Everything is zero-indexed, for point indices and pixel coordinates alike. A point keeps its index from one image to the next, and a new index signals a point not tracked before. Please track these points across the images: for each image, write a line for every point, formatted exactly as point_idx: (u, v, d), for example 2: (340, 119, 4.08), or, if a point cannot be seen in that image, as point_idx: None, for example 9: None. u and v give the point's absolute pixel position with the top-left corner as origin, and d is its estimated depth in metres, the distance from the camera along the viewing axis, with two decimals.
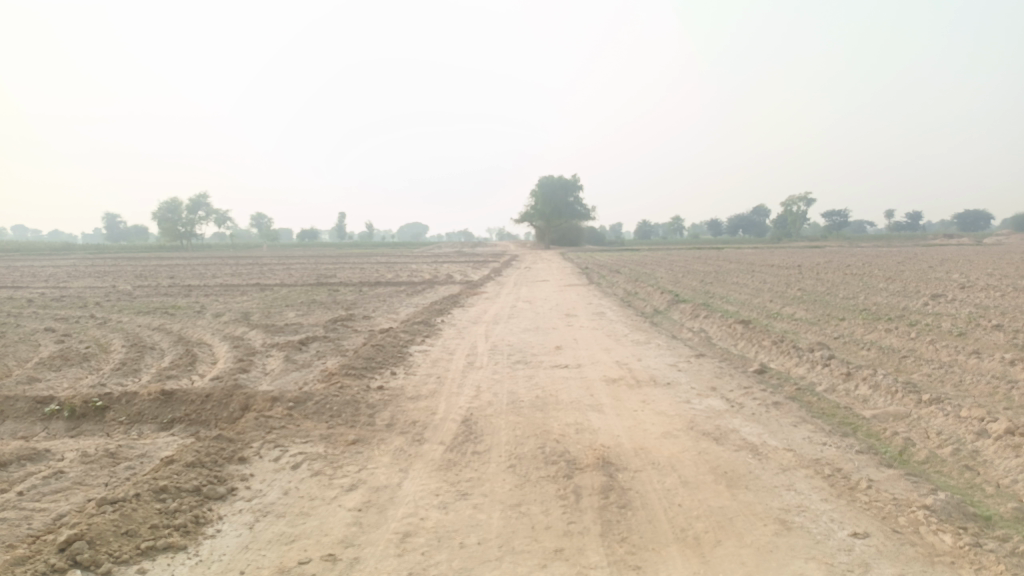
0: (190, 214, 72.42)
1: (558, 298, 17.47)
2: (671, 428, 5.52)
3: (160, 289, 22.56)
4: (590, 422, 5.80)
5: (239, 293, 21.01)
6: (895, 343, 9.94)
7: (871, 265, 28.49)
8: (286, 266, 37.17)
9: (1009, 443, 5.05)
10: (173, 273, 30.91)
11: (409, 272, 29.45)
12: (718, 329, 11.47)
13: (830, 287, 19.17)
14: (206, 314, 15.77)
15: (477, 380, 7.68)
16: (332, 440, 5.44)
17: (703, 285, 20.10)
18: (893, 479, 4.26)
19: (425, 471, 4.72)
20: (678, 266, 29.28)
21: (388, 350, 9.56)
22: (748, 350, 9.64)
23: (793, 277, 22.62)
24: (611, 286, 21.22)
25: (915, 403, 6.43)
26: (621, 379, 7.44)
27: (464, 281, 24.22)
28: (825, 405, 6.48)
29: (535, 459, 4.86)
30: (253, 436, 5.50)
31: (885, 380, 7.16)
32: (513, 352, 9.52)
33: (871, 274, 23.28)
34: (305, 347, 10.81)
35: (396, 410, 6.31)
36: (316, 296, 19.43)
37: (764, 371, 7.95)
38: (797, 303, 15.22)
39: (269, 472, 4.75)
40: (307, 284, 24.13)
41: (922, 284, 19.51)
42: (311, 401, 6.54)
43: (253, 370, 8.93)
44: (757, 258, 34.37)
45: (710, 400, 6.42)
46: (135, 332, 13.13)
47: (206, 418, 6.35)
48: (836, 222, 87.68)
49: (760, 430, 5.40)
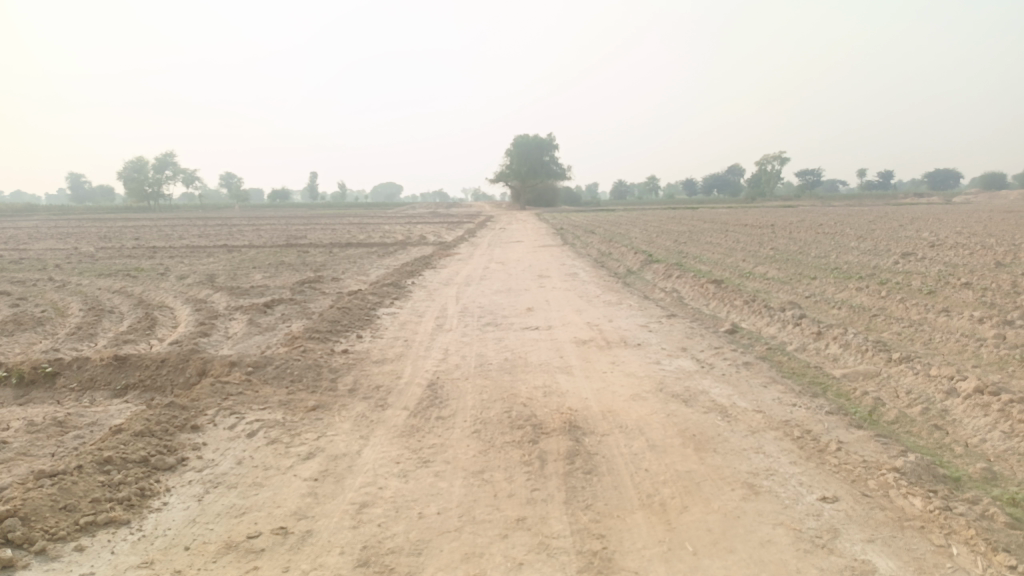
0: (156, 173, 70.64)
1: (531, 259, 17.28)
2: (640, 390, 5.42)
3: (124, 251, 21.96)
4: (558, 384, 5.68)
5: (206, 255, 20.54)
6: (865, 302, 9.95)
7: (844, 223, 28.66)
8: (257, 226, 36.48)
9: (979, 402, 5.02)
10: (138, 235, 30.12)
11: (382, 233, 28.98)
12: (691, 288, 11.40)
13: (803, 245, 19.21)
14: (169, 276, 15.34)
15: (445, 342, 7.51)
16: (291, 407, 5.25)
17: (677, 245, 20.03)
18: (863, 441, 4.19)
19: (386, 437, 4.57)
20: (653, 226, 29.21)
21: (355, 313, 9.34)
22: (720, 309, 9.57)
23: (767, 236, 22.67)
24: (585, 246, 21.08)
25: (885, 362, 6.41)
26: (592, 340, 7.32)
27: (436, 242, 23.94)
28: (795, 364, 6.43)
29: (501, 424, 4.72)
30: (208, 403, 5.30)
31: (856, 339, 7.13)
32: (483, 314, 9.36)
33: (843, 232, 23.41)
34: (270, 310, 10.54)
35: (360, 375, 6.14)
36: (285, 258, 19.03)
37: (735, 331, 7.88)
38: (770, 262, 15.22)
39: (222, 441, 4.56)
40: (276, 245, 23.66)
41: (893, 242, 19.67)
42: (271, 365, 6.33)
43: (214, 334, 8.66)
44: (731, 218, 34.45)
45: (681, 361, 6.33)
46: (95, 295, 12.72)
47: (161, 384, 6.13)
48: (809, 182, 88.23)
49: (730, 391, 5.31)
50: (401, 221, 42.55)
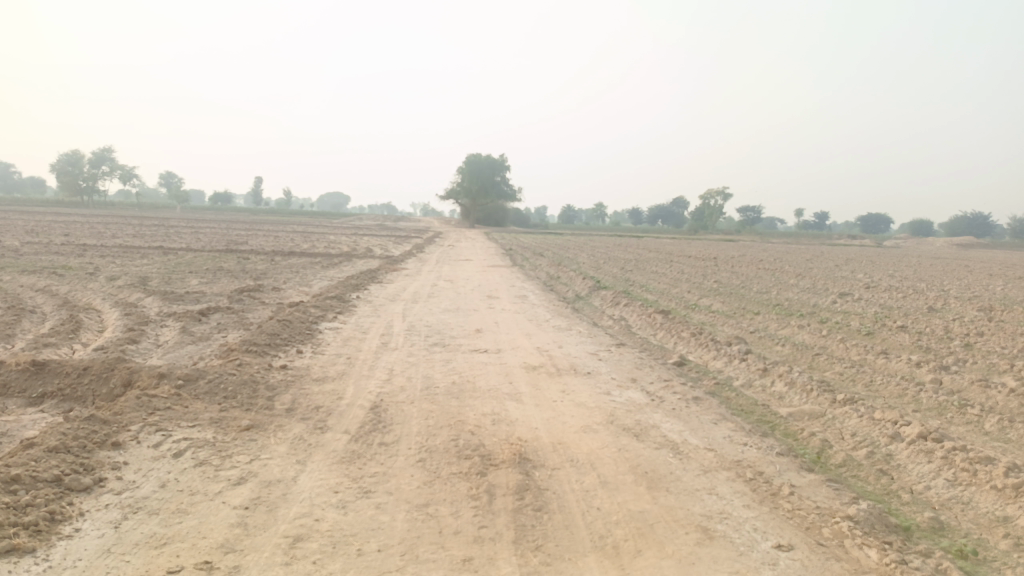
0: (92, 168, 67.95)
1: (479, 279, 17.07)
2: (590, 421, 5.29)
3: (51, 247, 20.87)
4: (507, 412, 5.50)
5: (140, 256, 19.69)
6: (807, 340, 10.11)
7: (783, 260, 29.47)
8: (196, 229, 35.30)
9: (922, 448, 5.07)
10: (68, 231, 28.71)
11: (327, 244, 28.35)
12: (639, 317, 11.41)
13: (745, 280, 19.60)
14: (98, 277, 14.59)
15: (390, 362, 7.26)
16: (223, 426, 4.94)
17: (623, 273, 20.17)
18: (815, 486, 4.15)
19: (325, 463, 4.31)
20: (600, 252, 29.40)
21: (295, 326, 8.98)
22: (667, 340, 9.57)
23: (711, 269, 23.07)
24: (534, 268, 21.06)
25: (830, 402, 6.45)
26: (541, 366, 7.18)
27: (383, 256, 23.55)
28: (743, 401, 6.41)
29: (447, 453, 4.52)
30: (132, 418, 4.93)
31: (801, 377, 7.18)
32: (429, 333, 9.11)
33: (783, 270, 24.02)
34: (205, 319, 10.06)
35: (299, 394, 5.84)
36: (224, 264, 18.38)
37: (683, 363, 7.86)
38: (714, 295, 15.43)
39: (145, 461, 4.22)
40: (216, 250, 22.89)
41: (830, 282, 20.25)
42: (204, 379, 5.97)
43: (144, 341, 8.18)
44: (675, 249, 35.11)
45: (630, 393, 6.23)
46: (15, 292, 11.96)
47: (81, 394, 5.70)
48: (751, 218, 90.92)
49: (681, 426, 5.23)
50: (347, 232, 41.87)
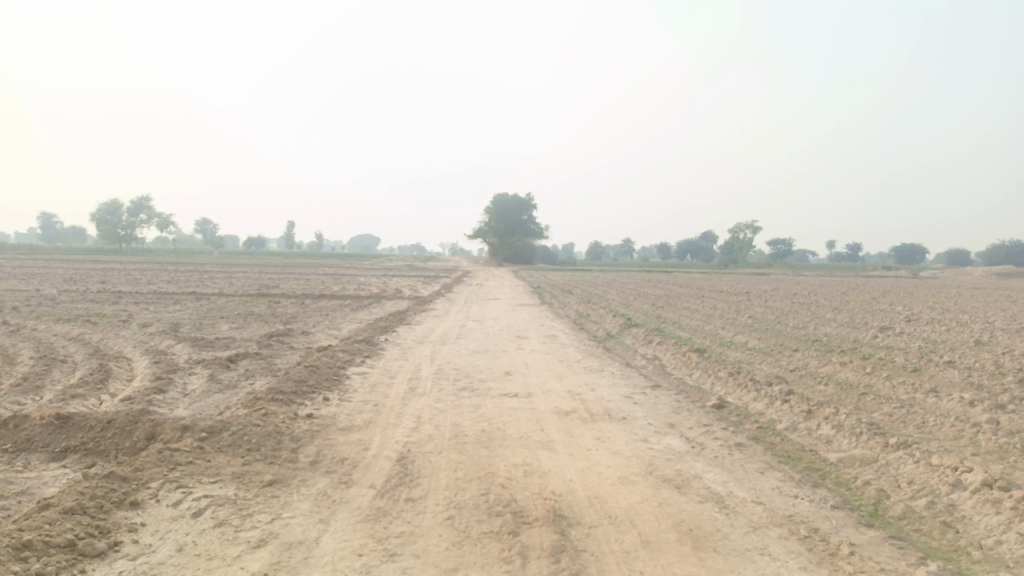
0: (131, 217, 69.75)
1: (508, 318, 16.88)
2: (627, 472, 5.01)
3: (87, 295, 21.22)
4: (540, 463, 5.25)
5: (173, 302, 19.92)
6: (851, 378, 9.70)
7: (818, 294, 28.84)
8: (229, 274, 35.78)
9: (989, 498, 4.70)
10: (105, 278, 29.32)
11: (357, 286, 28.45)
12: (672, 356, 11.09)
13: (780, 315, 19.15)
14: (131, 324, 14.70)
15: (418, 409, 7.05)
16: (244, 481, 4.76)
17: (654, 309, 19.82)
18: (876, 545, 3.82)
19: (349, 522, 4.10)
20: (630, 289, 29.10)
21: (322, 372, 8.83)
22: (704, 381, 9.23)
23: (744, 304, 22.62)
24: (564, 307, 20.82)
25: (882, 447, 6.08)
26: (574, 411, 6.92)
27: (412, 297, 23.51)
28: (789, 446, 6.07)
29: (477, 510, 4.28)
30: (153, 474, 4.77)
31: (849, 420, 6.81)
32: (458, 377, 8.90)
33: (819, 303, 23.44)
34: (233, 366, 9.99)
35: (324, 445, 5.66)
36: (254, 308, 18.48)
37: (722, 406, 7.53)
38: (748, 331, 15.03)
39: (163, 522, 4.06)
40: (247, 294, 23.10)
41: (868, 315, 19.68)
42: (227, 431, 5.82)
43: (171, 391, 8.09)
44: (706, 284, 34.66)
45: (669, 439, 5.93)
46: (49, 341, 12.06)
47: (104, 448, 5.58)
48: (781, 251, 89.98)
49: (725, 477, 4.92)
50: (377, 273, 42.20)
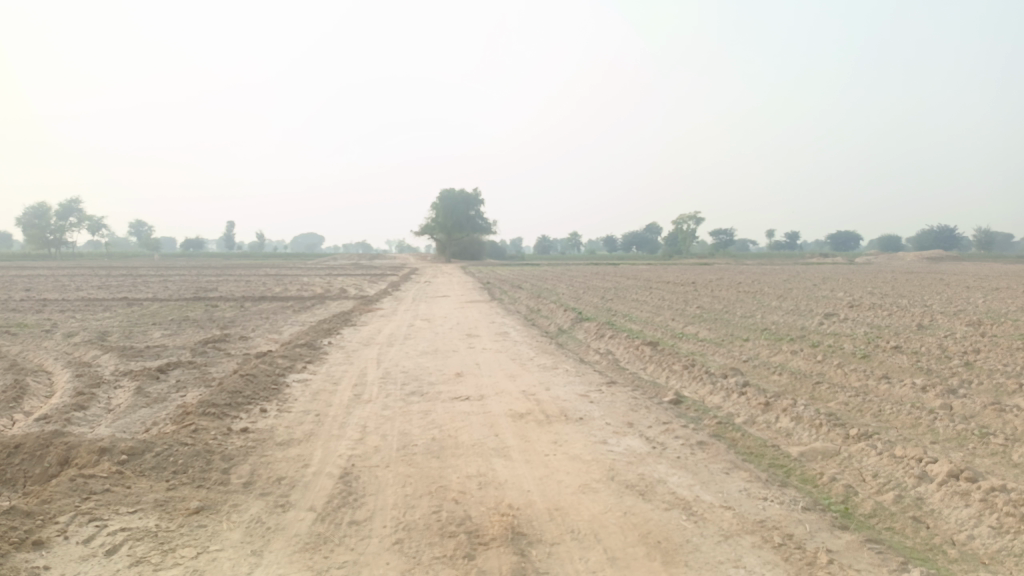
0: (59, 220, 66.57)
1: (457, 316, 16.44)
2: (587, 479, 4.71)
3: (8, 304, 19.89)
4: (494, 473, 4.91)
5: (103, 309, 18.86)
6: (803, 367, 9.65)
7: (763, 281, 29.26)
8: (165, 277, 34.29)
9: (957, 490, 4.56)
10: (29, 286, 27.58)
11: (300, 287, 27.56)
12: (626, 350, 10.89)
13: (727, 304, 19.24)
14: (55, 334, 13.77)
15: (363, 417, 6.62)
16: (168, 509, 4.29)
17: (604, 302, 19.71)
18: (854, 552, 3.62)
19: (284, 554, 3.69)
20: (578, 282, 28.95)
21: (260, 381, 8.30)
22: (659, 375, 9.03)
23: (692, 294, 22.75)
24: (514, 302, 20.51)
25: (843, 438, 5.94)
26: (529, 414, 6.60)
27: (358, 296, 22.93)
28: (751, 442, 5.88)
29: (428, 531, 3.93)
30: (63, 506, 4.24)
31: (808, 412, 6.66)
32: (406, 381, 8.47)
33: (765, 291, 23.73)
34: (164, 377, 9.35)
35: (259, 463, 5.21)
36: (191, 313, 17.59)
37: (680, 401, 7.30)
38: (699, 322, 14.97)
39: (70, 563, 3.57)
40: (184, 298, 22.09)
41: (813, 302, 19.95)
42: (151, 453, 5.31)
43: (93, 407, 7.46)
44: (653, 275, 34.88)
45: (629, 440, 5.67)
46: None
47: (11, 476, 5.00)
48: (723, 241, 91.88)
49: (690, 479, 4.67)
50: (322, 273, 41.13)
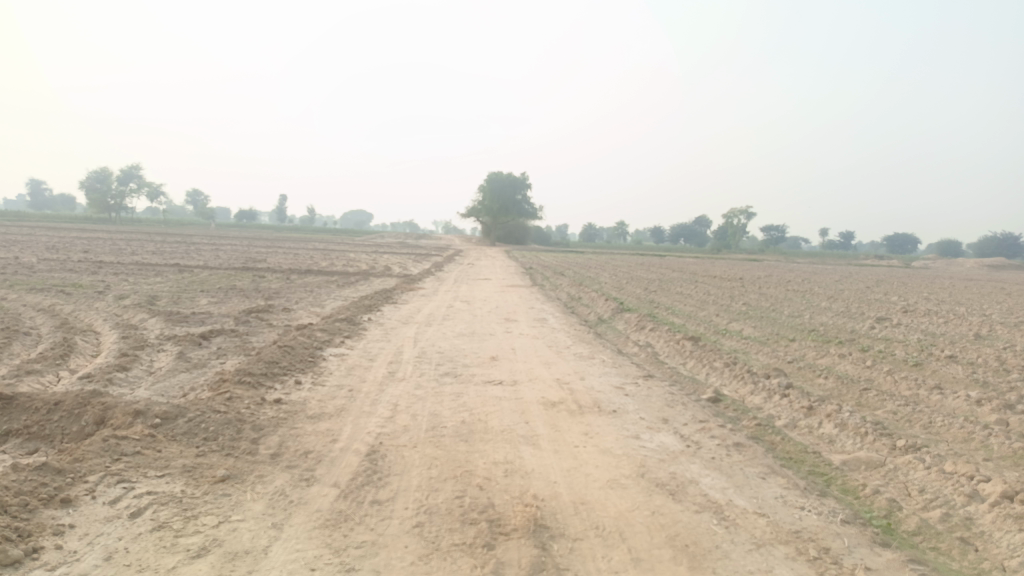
0: (121, 185, 68.60)
1: (497, 300, 16.37)
2: (617, 474, 4.58)
3: (66, 264, 20.57)
4: (522, 461, 4.81)
5: (154, 273, 19.35)
6: (850, 372, 9.30)
7: (813, 281, 28.49)
8: (217, 246, 35.04)
9: (1011, 513, 4.29)
10: (88, 247, 28.49)
11: (345, 262, 27.87)
12: (666, 344, 10.67)
13: (774, 303, 18.77)
14: (107, 296, 14.15)
15: (395, 395, 6.59)
16: (194, 476, 4.31)
17: (647, 294, 19.44)
18: (894, 572, 3.43)
19: (304, 529, 3.66)
20: (622, 272, 28.63)
21: (297, 353, 8.36)
22: (698, 371, 8.81)
23: (739, 290, 22.25)
24: (555, 289, 20.37)
25: (889, 449, 5.68)
26: (562, 403, 6.49)
27: (401, 274, 23.09)
28: (790, 447, 5.66)
29: (450, 516, 3.85)
30: (93, 465, 4.29)
31: (853, 419, 6.39)
32: (440, 361, 8.43)
33: (814, 292, 23.09)
34: (206, 343, 9.50)
35: (289, 436, 5.21)
36: (237, 282, 17.91)
37: (718, 400, 7.09)
38: (743, 319, 14.62)
39: (95, 524, 3.60)
40: (233, 268, 22.52)
41: (864, 305, 19.32)
42: (185, 418, 5.36)
43: (134, 369, 7.60)
44: (700, 269, 34.29)
45: (662, 437, 5.51)
46: (16, 312, 11.52)
47: (49, 432, 5.10)
48: (773, 237, 89.98)
49: (724, 482, 4.49)
50: (369, 249, 41.56)
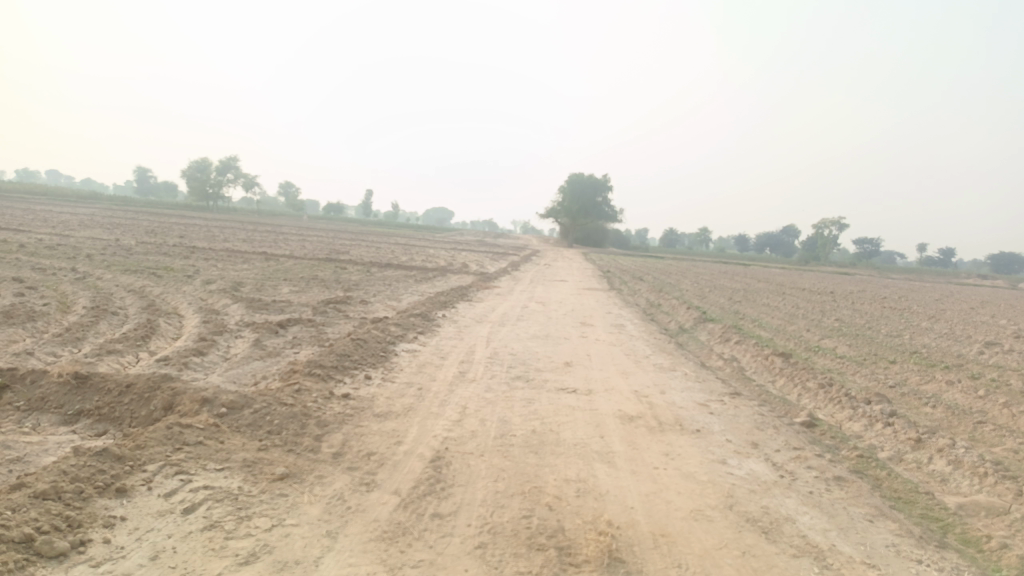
0: (219, 174, 71.69)
1: (574, 303, 15.94)
2: (702, 503, 4.14)
3: (161, 247, 21.38)
4: (596, 481, 4.42)
5: (242, 261, 19.85)
6: (961, 401, 8.45)
7: (912, 300, 26.72)
8: (303, 236, 35.87)
9: None
10: (184, 233, 29.73)
11: (425, 258, 28.00)
12: (753, 359, 10.02)
13: (870, 320, 17.59)
14: (195, 280, 14.52)
15: (466, 398, 6.32)
16: (253, 472, 4.13)
17: (732, 304, 18.62)
18: None
19: (358, 541, 3.40)
20: (704, 280, 27.68)
21: (370, 346, 8.22)
22: (789, 391, 8.18)
23: (830, 305, 21.06)
24: (635, 294, 19.79)
25: (1015, 495, 4.99)
26: (640, 417, 6.06)
27: (478, 272, 22.98)
28: (898, 484, 5.06)
29: (516, 538, 3.53)
30: (154, 454, 4.18)
31: (969, 456, 5.69)
32: (514, 364, 8.13)
33: (914, 310, 21.58)
34: (282, 332, 9.51)
35: (353, 434, 5.00)
36: (319, 273, 18.14)
37: (813, 424, 6.50)
38: (837, 336, 13.68)
39: (147, 518, 3.45)
40: (315, 258, 22.94)
41: (970, 328, 17.87)
42: (250, 409, 5.23)
43: (210, 354, 7.62)
44: (787, 281, 32.71)
45: (752, 464, 5.02)
46: (109, 291, 11.93)
47: (119, 415, 5.07)
48: (867, 251, 85.71)
49: (825, 523, 3.99)
50: (449, 246, 41.77)
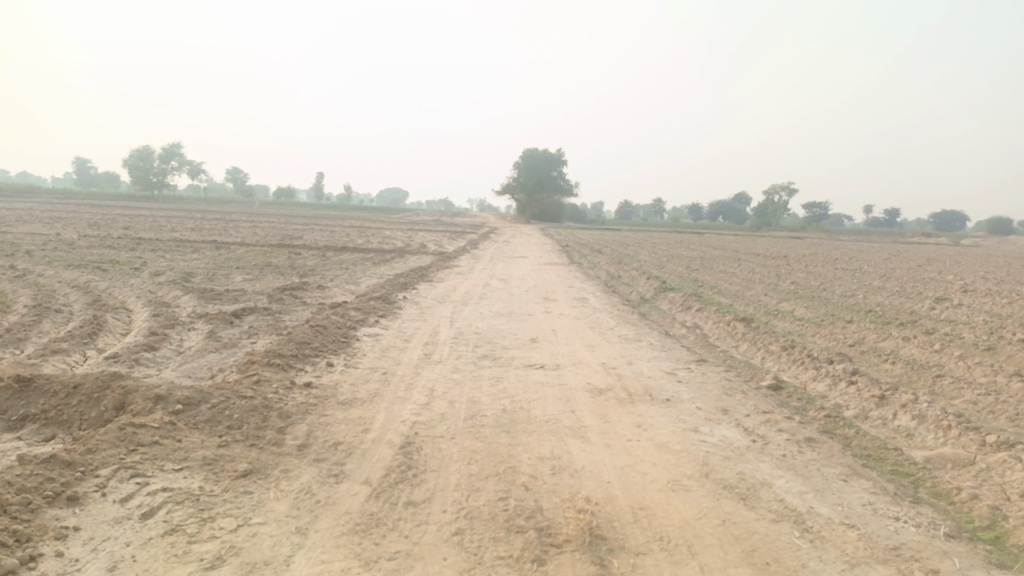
0: (162, 163, 69.41)
1: (535, 279, 15.85)
2: (679, 473, 4.10)
3: (106, 240, 20.58)
4: (570, 457, 4.35)
5: (192, 251, 19.23)
6: (918, 357, 8.63)
7: (863, 260, 27.35)
8: (255, 223, 35.01)
9: None
10: (129, 224, 28.70)
11: (382, 239, 27.59)
12: (715, 325, 10.08)
13: (825, 281, 17.91)
14: (143, 273, 13.99)
15: (432, 380, 6.18)
16: (214, 470, 3.95)
17: (690, 272, 18.76)
18: None
19: (330, 536, 3.25)
20: (662, 250, 27.88)
21: (330, 333, 8.00)
22: (753, 355, 8.24)
23: (785, 268, 21.41)
24: (594, 267, 19.79)
25: (979, 446, 5.08)
26: (610, 390, 6.01)
27: (436, 252, 22.72)
28: (866, 442, 5.11)
29: (493, 522, 3.42)
30: (107, 457, 3.95)
31: (932, 410, 5.79)
32: (479, 343, 8.01)
33: (865, 270, 22.09)
34: (238, 322, 9.22)
35: (317, 424, 4.83)
36: (273, 259, 17.70)
37: (779, 387, 6.55)
38: (794, 299, 13.88)
39: (103, 526, 3.25)
40: (268, 244, 22.38)
41: (920, 285, 18.34)
42: (208, 404, 5.01)
43: (163, 348, 7.32)
44: (742, 247, 33.17)
45: (724, 430, 5.00)
46: (50, 288, 11.40)
47: (67, 418, 4.81)
48: (816, 214, 87.59)
49: (801, 485, 3.99)
50: (405, 226, 41.23)
